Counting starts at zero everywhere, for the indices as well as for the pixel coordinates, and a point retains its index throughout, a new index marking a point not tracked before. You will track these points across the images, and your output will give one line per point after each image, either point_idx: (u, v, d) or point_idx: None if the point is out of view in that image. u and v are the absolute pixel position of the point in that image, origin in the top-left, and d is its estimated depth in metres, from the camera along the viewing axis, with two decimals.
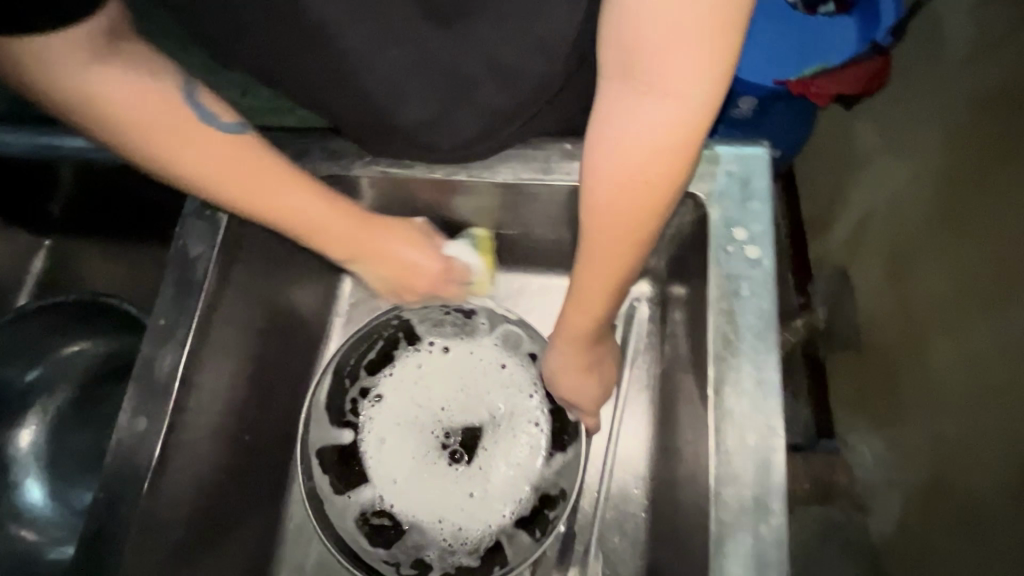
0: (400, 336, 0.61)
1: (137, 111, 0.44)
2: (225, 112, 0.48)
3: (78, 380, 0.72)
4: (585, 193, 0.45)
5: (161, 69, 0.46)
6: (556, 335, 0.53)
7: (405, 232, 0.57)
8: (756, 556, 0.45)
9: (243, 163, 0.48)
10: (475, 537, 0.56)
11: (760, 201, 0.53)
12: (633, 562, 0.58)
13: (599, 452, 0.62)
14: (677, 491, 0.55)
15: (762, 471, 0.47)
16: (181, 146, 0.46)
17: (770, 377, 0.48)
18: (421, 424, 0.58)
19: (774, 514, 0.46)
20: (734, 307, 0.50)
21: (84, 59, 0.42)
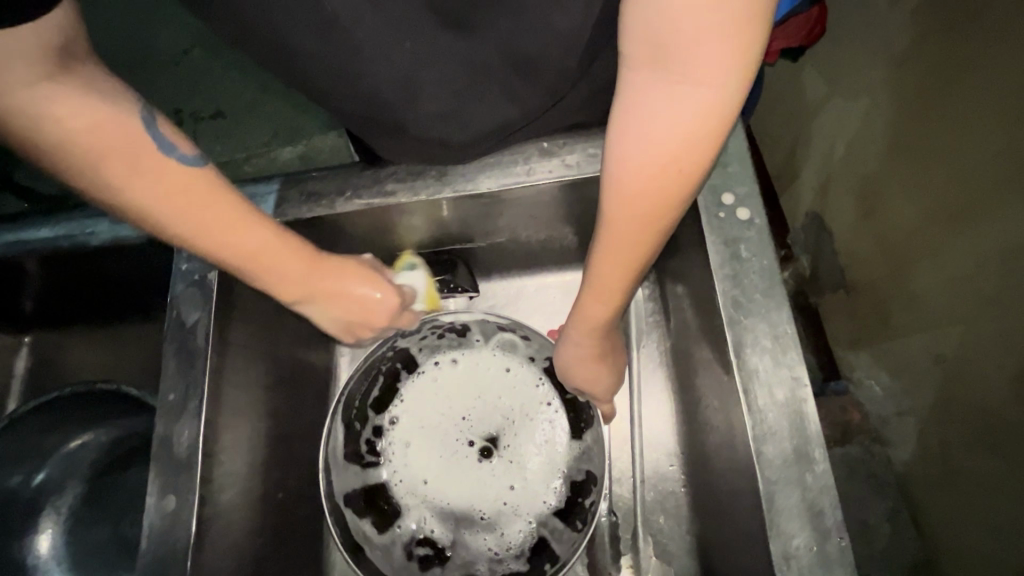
0: (399, 366, 0.66)
1: (93, 140, 0.43)
2: (182, 142, 0.47)
3: (92, 469, 0.67)
4: (612, 186, 0.42)
5: (113, 94, 0.44)
6: (573, 329, 0.53)
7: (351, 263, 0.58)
8: (809, 506, 0.41)
9: (197, 200, 0.47)
10: (519, 539, 0.59)
11: (738, 162, 0.51)
12: (682, 539, 0.59)
13: (622, 426, 0.64)
14: (713, 462, 0.56)
15: (796, 421, 0.43)
16: (135, 176, 0.45)
17: (787, 330, 0.45)
18: (441, 435, 0.62)
19: (817, 461, 0.42)
20: (739, 269, 0.47)
21: (41, 77, 0.40)
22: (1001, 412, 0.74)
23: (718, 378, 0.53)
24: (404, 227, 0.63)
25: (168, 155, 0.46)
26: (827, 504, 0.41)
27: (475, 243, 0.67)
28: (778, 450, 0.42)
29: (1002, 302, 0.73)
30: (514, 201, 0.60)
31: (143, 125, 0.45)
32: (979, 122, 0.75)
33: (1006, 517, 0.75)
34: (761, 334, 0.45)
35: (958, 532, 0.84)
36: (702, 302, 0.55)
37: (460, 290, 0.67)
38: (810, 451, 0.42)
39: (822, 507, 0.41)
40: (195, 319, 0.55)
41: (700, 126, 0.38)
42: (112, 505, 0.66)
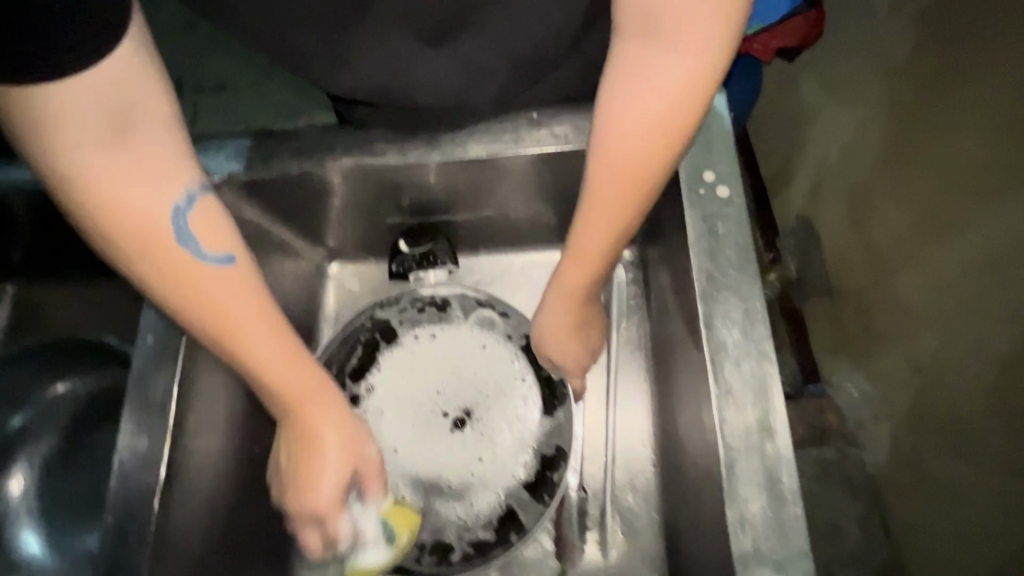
0: (378, 336, 0.66)
1: (124, 209, 0.44)
2: (217, 244, 0.48)
3: (67, 421, 0.67)
4: (599, 150, 0.47)
5: (167, 173, 0.46)
6: (550, 292, 0.55)
7: (340, 411, 0.51)
8: (767, 473, 0.41)
9: (205, 288, 0.46)
10: (487, 510, 0.60)
11: (720, 141, 0.52)
12: (650, 518, 0.60)
13: (596, 406, 0.65)
14: (683, 442, 0.57)
15: (760, 393, 0.43)
16: (155, 253, 0.45)
17: (756, 304, 0.46)
18: (416, 407, 0.64)
19: (778, 433, 0.42)
20: (713, 246, 0.48)
21: (94, 142, 0.42)
22: None
23: (693, 356, 0.54)
24: (392, 192, 0.64)
25: (188, 244, 0.46)
26: (786, 475, 0.41)
27: (461, 215, 0.67)
28: (739, 418, 0.43)
29: (986, 309, 0.74)
30: (501, 173, 0.61)
31: (176, 216, 0.46)
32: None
33: None
34: (731, 307, 0.46)
35: (928, 535, 0.85)
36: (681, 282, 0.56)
37: (440, 264, 0.68)
38: (772, 423, 0.42)
39: (780, 477, 0.41)
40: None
41: (685, 98, 0.44)
42: (86, 454, 0.66)
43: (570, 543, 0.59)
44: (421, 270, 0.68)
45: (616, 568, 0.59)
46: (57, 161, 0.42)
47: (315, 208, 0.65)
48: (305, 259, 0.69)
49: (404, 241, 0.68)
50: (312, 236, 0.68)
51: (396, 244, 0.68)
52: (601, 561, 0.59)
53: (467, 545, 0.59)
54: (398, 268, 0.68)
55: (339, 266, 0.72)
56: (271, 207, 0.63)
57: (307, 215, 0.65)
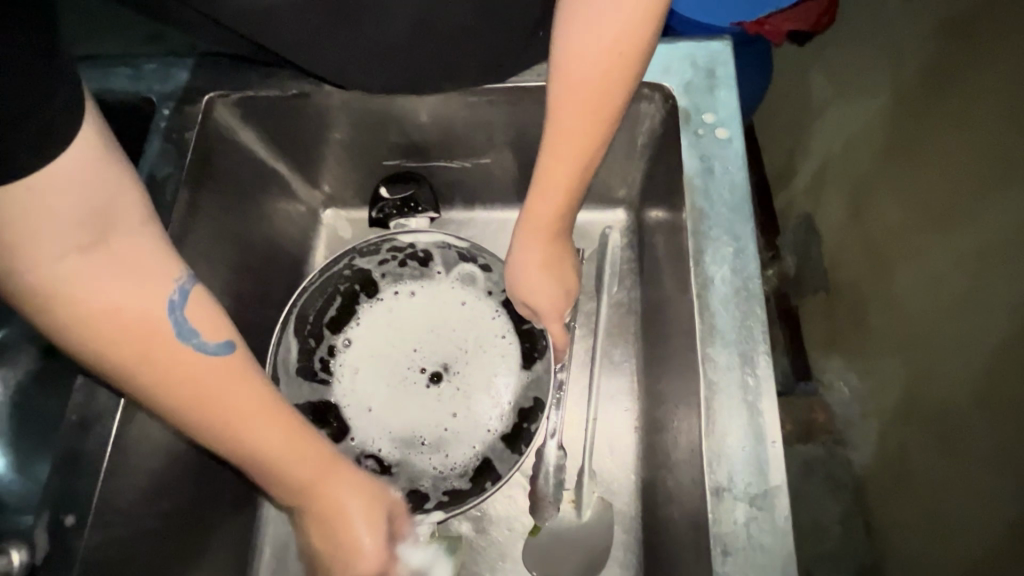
0: (357, 288, 0.66)
1: (113, 317, 0.35)
2: (211, 331, 0.40)
3: (46, 346, 0.66)
4: (559, 72, 0.47)
5: (149, 267, 0.38)
6: (521, 229, 0.55)
7: (362, 486, 0.43)
8: (748, 404, 0.41)
9: (207, 385, 0.38)
10: (463, 461, 0.59)
11: (725, 87, 0.53)
12: (627, 480, 0.59)
13: (581, 369, 0.62)
14: (665, 400, 0.56)
15: (744, 327, 0.43)
16: (149, 358, 0.37)
17: (749, 244, 0.46)
18: (393, 365, 0.63)
19: (761, 362, 0.42)
20: (708, 183, 0.49)
21: (69, 248, 0.34)
22: (961, 410, 0.74)
23: (683, 309, 0.53)
24: (389, 128, 0.64)
25: (187, 342, 0.38)
26: (768, 407, 0.41)
27: (456, 162, 0.66)
28: (722, 351, 0.43)
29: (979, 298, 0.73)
30: (501, 114, 0.61)
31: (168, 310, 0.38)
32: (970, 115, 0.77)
33: (956, 518, 0.74)
34: (723, 245, 0.46)
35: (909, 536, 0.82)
36: (674, 236, 0.55)
37: (421, 210, 0.67)
38: (755, 355, 0.42)
39: (759, 408, 0.41)
40: (165, 174, 0.55)
41: (639, 9, 0.44)
42: (61, 376, 0.65)
43: (543, 500, 0.57)
44: (401, 218, 0.67)
45: (587, 529, 0.56)
46: (31, 277, 0.34)
47: (313, 143, 0.65)
48: (300, 200, 0.68)
49: (384, 187, 0.67)
50: (308, 176, 0.68)
51: (377, 190, 0.68)
52: (574, 521, 0.57)
53: (441, 494, 0.58)
54: (379, 214, 0.67)
55: (334, 213, 0.72)
56: (268, 135, 0.63)
57: (304, 151, 0.65)
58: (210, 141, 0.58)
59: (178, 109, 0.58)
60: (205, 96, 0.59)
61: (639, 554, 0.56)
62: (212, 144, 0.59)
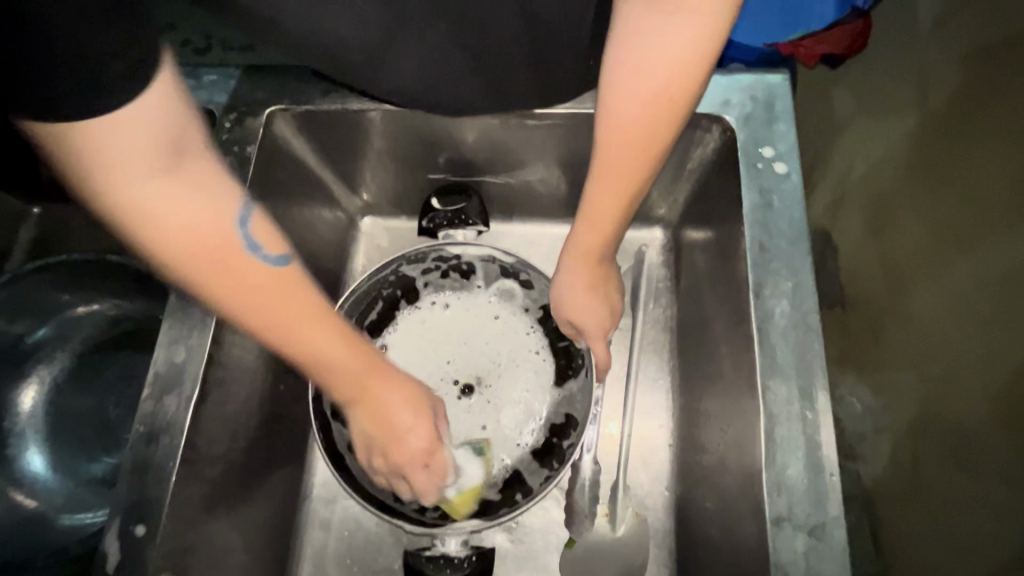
0: (399, 293, 0.67)
1: (189, 233, 0.36)
2: (271, 243, 0.40)
3: (86, 345, 0.67)
4: (608, 115, 0.49)
5: (216, 188, 0.37)
6: (567, 252, 0.56)
7: (404, 383, 0.49)
8: (806, 439, 0.42)
9: (272, 292, 0.40)
10: (491, 472, 0.60)
11: (784, 121, 0.54)
12: (660, 496, 0.60)
13: (617, 386, 0.63)
14: (703, 421, 0.57)
15: (802, 364, 0.45)
16: (224, 270, 0.38)
17: (806, 280, 0.48)
18: (425, 374, 0.63)
19: (818, 400, 0.43)
20: (767, 217, 0.50)
21: (148, 174, 0.33)
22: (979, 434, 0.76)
23: (728, 335, 0.54)
24: (441, 144, 0.64)
25: (253, 254, 0.39)
26: (824, 443, 0.42)
27: (501, 177, 0.67)
28: (781, 384, 0.44)
29: (1004, 324, 0.76)
30: (553, 135, 0.62)
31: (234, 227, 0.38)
32: (1006, 155, 0.83)
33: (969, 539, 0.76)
34: (780, 278, 0.48)
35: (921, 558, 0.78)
36: (720, 263, 0.57)
37: (469, 223, 0.68)
38: (813, 391, 0.44)
39: (818, 440, 0.42)
40: None
41: (689, 60, 0.45)
42: (103, 377, 0.65)
43: (579, 513, 0.59)
44: (450, 228, 0.68)
45: (622, 543, 0.58)
46: (113, 198, 0.34)
47: (360, 153, 0.65)
48: (341, 208, 0.69)
49: (435, 199, 0.67)
50: (351, 185, 0.68)
51: (427, 201, 0.68)
52: (609, 534, 0.58)
53: None
54: (428, 224, 0.67)
55: (371, 221, 0.72)
56: (318, 144, 0.63)
57: (350, 160, 0.65)
58: (267, 153, 0.59)
59: (237, 120, 0.59)
60: (265, 107, 0.59)
61: (672, 569, 0.57)
62: (268, 155, 0.59)
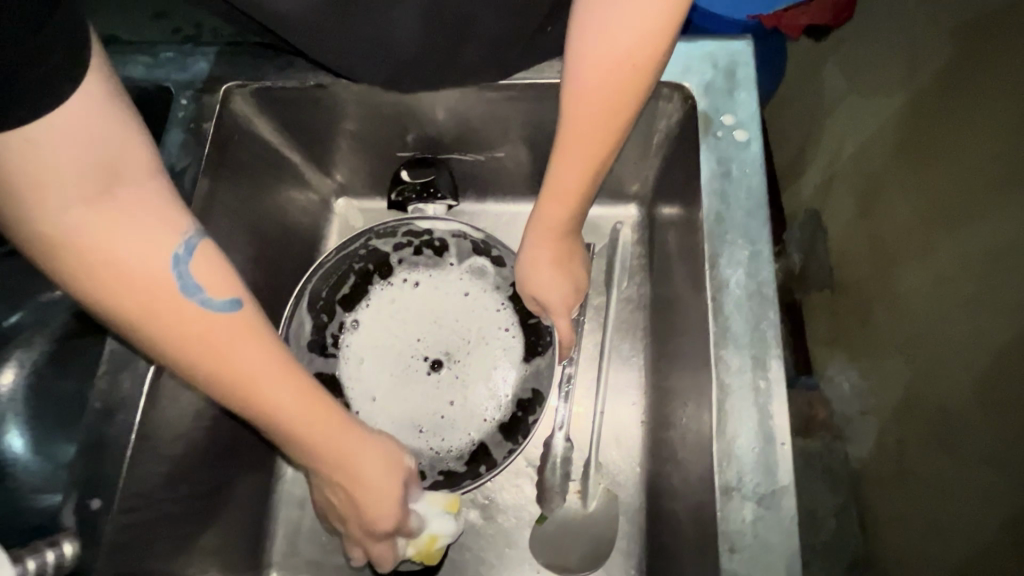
0: (371, 268, 0.67)
1: (120, 264, 0.34)
2: (216, 283, 0.38)
3: (61, 329, 0.67)
4: (572, 83, 0.47)
5: (155, 222, 0.36)
6: (532, 228, 0.56)
7: (370, 441, 0.43)
8: (760, 408, 0.42)
9: (214, 342, 0.36)
10: (459, 445, 0.61)
11: (745, 89, 0.54)
12: (631, 472, 0.60)
13: (589, 363, 0.63)
14: (672, 397, 0.57)
15: (757, 332, 0.44)
16: (155, 309, 0.35)
17: (764, 248, 0.47)
18: (396, 350, 0.64)
19: (772, 369, 0.43)
20: (725, 186, 0.50)
21: (75, 201, 0.32)
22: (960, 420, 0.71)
23: (690, 307, 0.53)
24: (406, 122, 0.64)
25: (192, 297, 0.36)
26: (778, 412, 0.42)
27: (470, 154, 0.66)
28: (735, 354, 0.44)
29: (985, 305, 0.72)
30: (518, 110, 0.61)
31: (173, 265, 0.36)
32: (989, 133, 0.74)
33: (931, 528, 0.74)
34: (737, 248, 0.47)
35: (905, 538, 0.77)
36: (684, 235, 0.56)
37: (438, 196, 0.67)
38: (767, 358, 0.43)
39: (769, 411, 0.42)
40: (184, 165, 0.56)
41: (655, 25, 0.44)
42: (78, 362, 0.66)
43: (550, 490, 0.59)
44: (420, 202, 0.67)
45: (592, 519, 0.58)
46: (37, 225, 0.32)
47: (324, 131, 0.64)
48: (312, 189, 0.69)
49: (405, 171, 0.67)
50: (320, 164, 0.68)
51: (398, 173, 0.67)
52: (580, 511, 0.58)
53: (437, 473, 0.60)
54: (398, 197, 0.67)
55: (345, 202, 0.72)
56: (282, 123, 0.63)
57: (315, 138, 0.65)
58: (227, 132, 0.59)
59: (196, 99, 0.58)
60: (224, 85, 0.59)
61: (643, 544, 0.57)
62: (229, 132, 0.59)
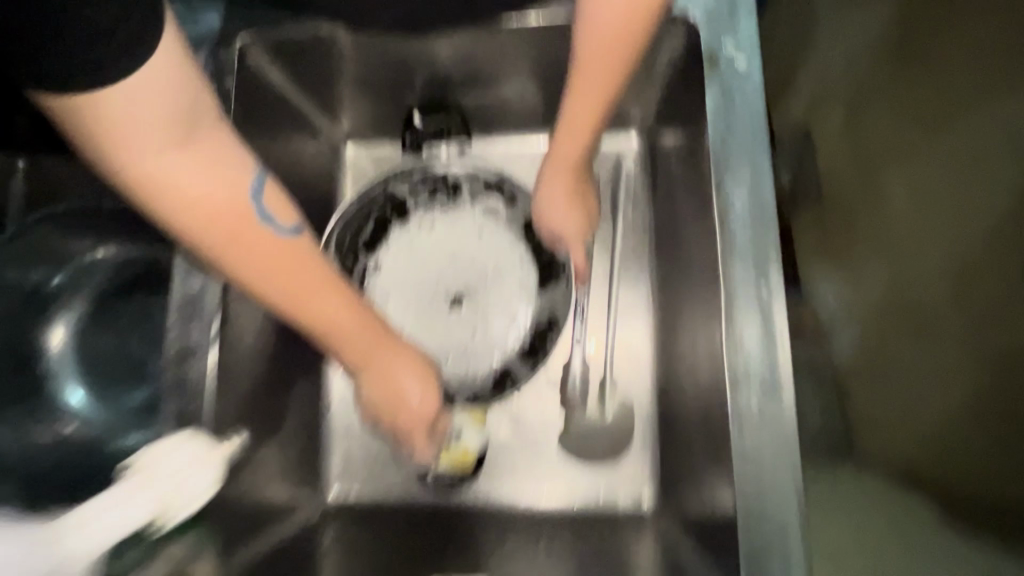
0: (389, 211, 0.70)
1: (204, 205, 0.40)
2: (282, 213, 0.44)
3: (103, 287, 0.71)
4: (584, 21, 0.50)
5: (229, 162, 0.41)
6: (547, 164, 0.59)
7: (408, 351, 0.52)
8: (762, 311, 0.48)
9: (284, 265, 0.43)
10: (483, 371, 0.67)
11: (745, 14, 0.55)
12: (643, 383, 0.66)
13: (600, 289, 0.68)
14: (678, 313, 0.62)
15: (759, 244, 0.49)
16: (236, 236, 0.41)
17: (765, 170, 0.51)
18: (419, 290, 0.69)
19: (772, 277, 0.48)
20: (729, 113, 0.53)
21: (165, 148, 0.38)
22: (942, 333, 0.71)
23: (694, 229, 0.58)
24: (415, 65, 0.65)
25: (265, 226, 0.43)
26: (777, 313, 0.48)
27: (477, 94, 0.68)
28: (740, 267, 0.49)
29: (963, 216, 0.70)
30: (524, 47, 0.63)
31: (250, 198, 0.42)
32: (981, 31, 0.71)
33: (910, 440, 0.73)
34: (740, 170, 0.51)
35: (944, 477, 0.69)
36: (687, 163, 0.60)
37: (452, 137, 0.71)
38: (768, 268, 0.49)
39: (772, 312, 0.48)
40: None
41: None
42: (126, 318, 0.70)
43: (572, 402, 0.66)
44: (435, 143, 0.71)
45: (610, 423, 0.65)
46: (136, 168, 0.38)
47: (335, 79, 0.66)
48: (325, 138, 0.70)
49: (417, 113, 0.69)
50: (331, 113, 0.69)
51: (410, 115, 0.69)
52: (599, 419, 0.65)
53: (467, 396, 0.66)
54: (412, 139, 0.70)
55: (354, 147, 0.73)
56: (295, 74, 0.64)
57: (326, 86, 0.66)
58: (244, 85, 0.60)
59: (210, 52, 0.59)
60: (235, 36, 0.59)
61: (656, 444, 0.64)
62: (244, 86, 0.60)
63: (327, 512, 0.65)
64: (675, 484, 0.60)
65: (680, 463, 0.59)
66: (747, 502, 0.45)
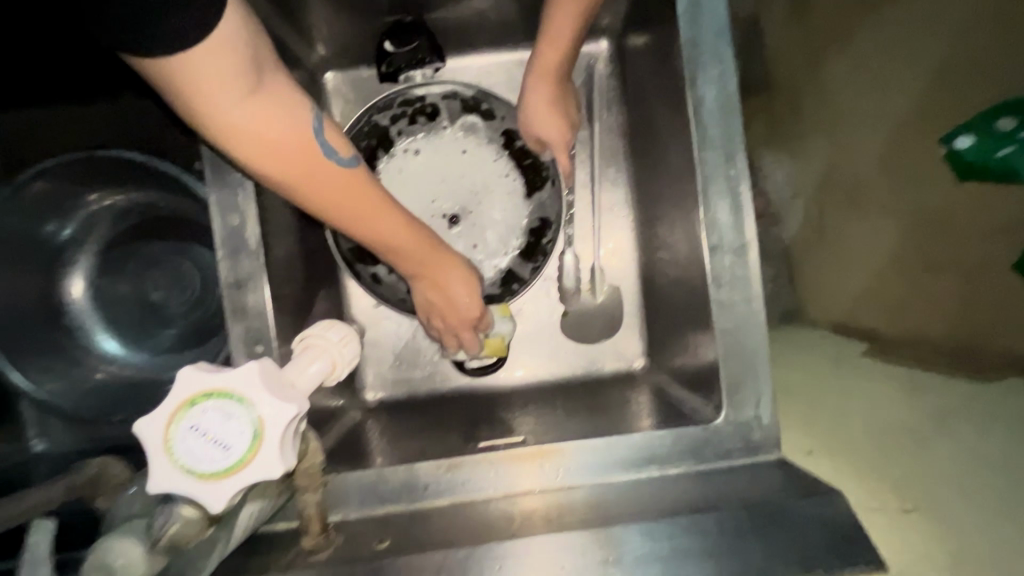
0: (375, 143, 0.73)
1: (275, 141, 0.42)
2: (341, 145, 0.47)
3: (117, 237, 0.76)
4: None
5: (294, 101, 0.43)
6: (531, 73, 0.63)
7: (458, 261, 0.59)
8: (732, 192, 0.57)
9: (349, 194, 0.47)
10: (488, 276, 0.75)
11: None
12: (627, 267, 0.76)
13: (583, 189, 0.76)
14: (653, 203, 0.71)
15: (728, 132, 0.57)
16: (304, 170, 0.44)
17: (729, 66, 0.57)
18: (417, 214, 0.74)
19: (738, 160, 0.57)
20: (696, 14, 0.57)
21: (242, 93, 0.39)
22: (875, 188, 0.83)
23: (666, 126, 0.65)
24: None
25: (329, 158, 0.45)
26: (744, 190, 0.57)
27: (452, 10, 0.70)
28: (712, 154, 0.57)
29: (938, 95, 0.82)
30: None
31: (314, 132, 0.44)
32: None
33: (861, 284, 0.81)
34: (710, 68, 0.57)
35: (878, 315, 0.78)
36: (656, 64, 0.65)
37: (426, 62, 0.73)
38: (734, 153, 0.57)
39: (739, 191, 0.57)
40: None
41: None
42: (147, 262, 0.76)
43: (569, 292, 0.75)
44: (410, 70, 0.73)
45: (602, 304, 0.76)
46: (215, 115, 0.40)
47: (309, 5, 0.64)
48: (304, 67, 0.70)
49: (388, 42, 0.72)
50: (307, 41, 0.69)
51: (382, 45, 0.72)
52: (592, 302, 0.76)
53: None
54: (389, 68, 0.73)
55: (334, 76, 0.75)
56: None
57: (300, 13, 0.65)
58: None
59: None
60: None
61: (640, 316, 0.76)
62: None
63: (366, 409, 0.74)
64: (662, 345, 0.71)
65: (663, 328, 0.71)
66: (729, 345, 0.56)
